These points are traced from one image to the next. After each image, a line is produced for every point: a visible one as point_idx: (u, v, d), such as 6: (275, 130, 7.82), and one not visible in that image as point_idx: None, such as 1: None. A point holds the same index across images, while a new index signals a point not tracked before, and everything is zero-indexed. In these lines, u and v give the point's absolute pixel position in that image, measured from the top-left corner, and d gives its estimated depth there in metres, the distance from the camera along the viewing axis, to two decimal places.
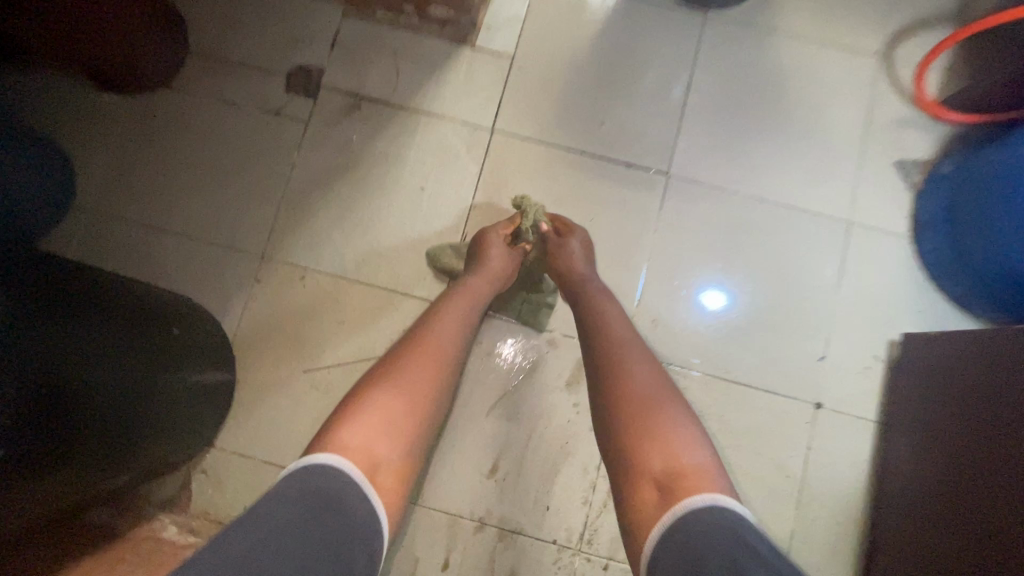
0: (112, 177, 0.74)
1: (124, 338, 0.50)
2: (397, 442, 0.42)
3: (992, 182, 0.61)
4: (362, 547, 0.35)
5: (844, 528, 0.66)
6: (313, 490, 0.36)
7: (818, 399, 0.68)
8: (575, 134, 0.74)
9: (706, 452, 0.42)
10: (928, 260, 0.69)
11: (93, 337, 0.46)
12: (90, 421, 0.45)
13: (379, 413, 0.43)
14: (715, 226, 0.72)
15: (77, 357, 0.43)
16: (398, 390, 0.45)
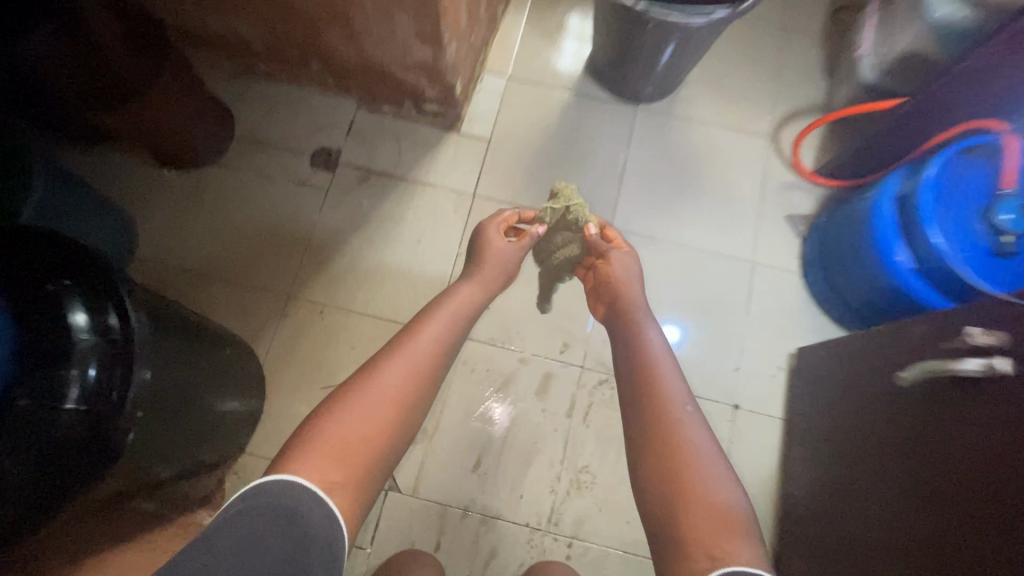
0: (168, 233, 0.92)
1: (193, 357, 0.65)
2: (378, 423, 0.55)
3: (846, 228, 0.80)
4: (321, 543, 0.46)
5: (761, 507, 0.81)
6: (270, 505, 0.47)
7: (736, 401, 0.85)
8: (539, 198, 0.94)
9: (719, 480, 0.52)
10: (814, 286, 0.88)
11: (176, 352, 0.62)
12: (162, 415, 0.60)
13: (365, 398, 0.55)
14: (649, 266, 0.91)
15: (166, 363, 0.59)
16: (368, 400, 0.55)
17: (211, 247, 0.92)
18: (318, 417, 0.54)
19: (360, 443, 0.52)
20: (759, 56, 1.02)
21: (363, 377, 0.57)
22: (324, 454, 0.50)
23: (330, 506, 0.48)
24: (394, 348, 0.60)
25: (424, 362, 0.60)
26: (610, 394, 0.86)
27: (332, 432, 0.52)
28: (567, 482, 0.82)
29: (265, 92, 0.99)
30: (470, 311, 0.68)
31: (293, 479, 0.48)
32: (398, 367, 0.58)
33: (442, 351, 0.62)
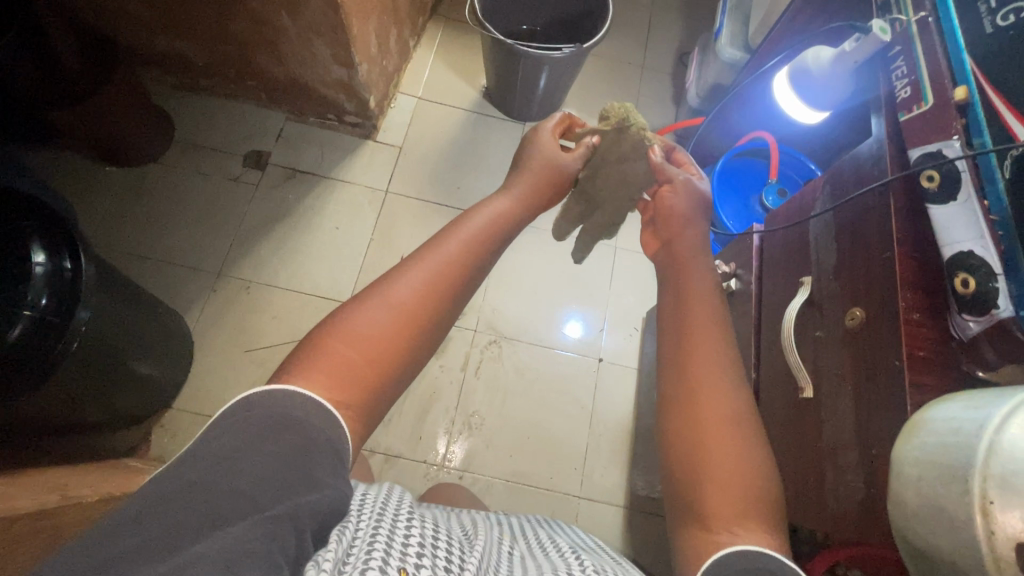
0: (107, 221, 1.03)
1: (134, 315, 0.76)
2: (388, 343, 0.46)
3: None
4: (326, 451, 0.39)
5: (619, 436, 1.00)
6: (261, 417, 0.38)
7: (600, 355, 1.05)
8: (440, 194, 1.13)
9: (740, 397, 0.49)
10: None
11: (119, 308, 0.73)
12: (99, 358, 0.71)
13: (382, 308, 0.47)
14: (532, 250, 1.11)
15: (107, 314, 0.70)
16: (387, 298, 0.47)
17: (151, 234, 1.04)
18: (332, 317, 0.47)
19: (384, 346, 0.46)
20: (623, 88, 1.27)
21: (378, 282, 0.49)
22: (329, 371, 0.43)
23: (337, 421, 0.41)
24: (431, 242, 0.53)
25: (460, 264, 0.52)
26: (498, 351, 1.03)
27: (354, 329, 0.45)
28: (460, 424, 0.97)
29: (205, 103, 1.14)
30: (516, 220, 0.60)
31: (304, 392, 0.41)
32: (420, 270, 0.50)
33: (491, 246, 0.56)
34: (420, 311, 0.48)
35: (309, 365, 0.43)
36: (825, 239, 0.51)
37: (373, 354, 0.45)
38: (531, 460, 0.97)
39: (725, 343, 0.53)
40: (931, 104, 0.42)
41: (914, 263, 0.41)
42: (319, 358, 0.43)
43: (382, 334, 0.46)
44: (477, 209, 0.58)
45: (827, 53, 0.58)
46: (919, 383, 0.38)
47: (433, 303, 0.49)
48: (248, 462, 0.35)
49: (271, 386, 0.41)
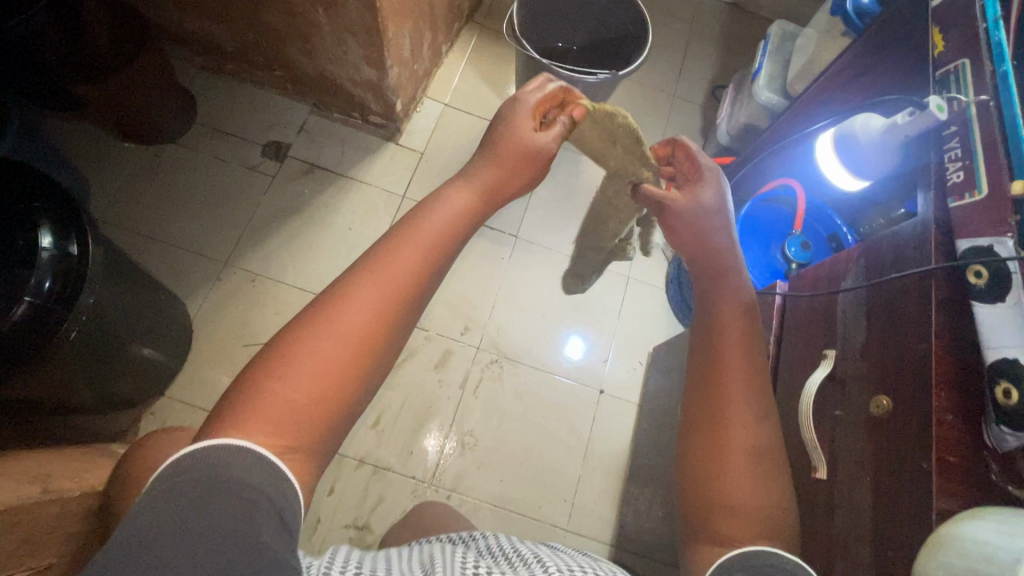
0: (118, 198, 1.02)
1: (135, 301, 0.75)
2: (335, 378, 0.43)
3: None
4: (270, 511, 0.36)
5: (613, 471, 0.98)
6: (195, 479, 0.35)
7: (602, 386, 1.03)
8: None
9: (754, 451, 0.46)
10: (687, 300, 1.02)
11: (121, 294, 0.71)
12: (95, 343, 0.69)
13: (326, 338, 0.43)
14: (542, 271, 1.09)
15: (109, 301, 0.69)
16: (336, 326, 0.44)
17: (162, 216, 1.02)
18: (273, 348, 0.43)
19: (333, 381, 0.43)
20: (651, 115, 1.26)
21: (322, 303, 0.45)
22: (272, 418, 0.40)
23: (285, 472, 0.38)
24: (377, 252, 0.49)
25: (412, 278, 0.48)
26: (499, 372, 1.01)
27: (298, 367, 0.41)
28: (453, 442, 0.96)
29: (229, 88, 1.12)
30: (476, 213, 0.57)
31: (247, 446, 0.38)
32: (371, 286, 0.46)
33: (449, 251, 0.52)
34: (372, 332, 0.45)
35: (247, 409, 0.39)
36: (855, 315, 0.50)
37: (320, 387, 0.42)
38: (519, 486, 0.95)
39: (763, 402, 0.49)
40: (984, 194, 0.41)
41: (949, 361, 0.39)
42: (258, 400, 0.40)
43: (327, 364, 0.42)
44: (438, 198, 0.55)
45: (878, 121, 0.56)
46: (948, 490, 0.36)
47: (385, 321, 0.46)
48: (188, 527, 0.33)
49: (220, 436, 0.38)
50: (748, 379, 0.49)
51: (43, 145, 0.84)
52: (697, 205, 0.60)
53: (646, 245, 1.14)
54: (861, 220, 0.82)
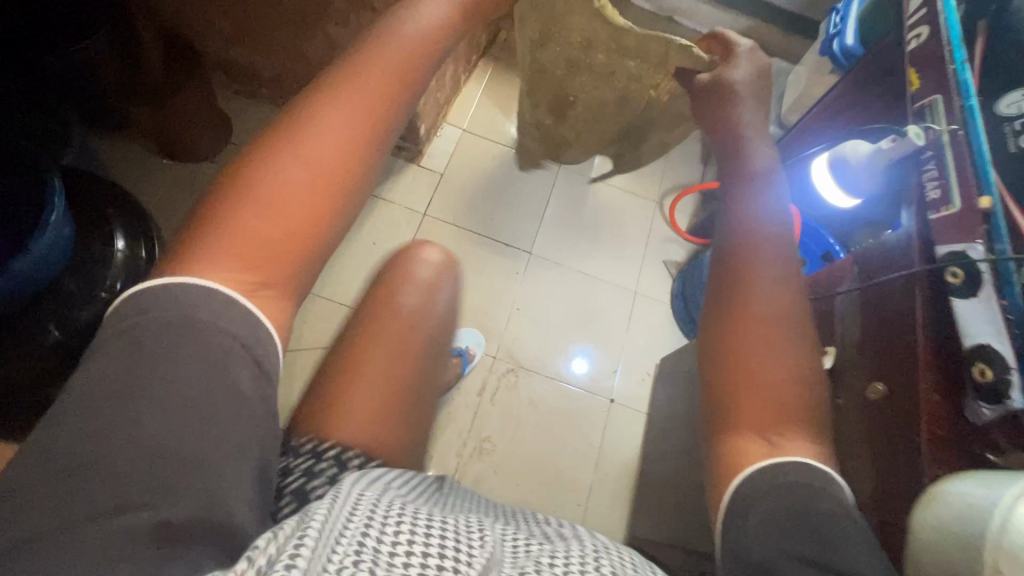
0: (156, 212, 1.08)
1: None
2: (302, 207, 0.47)
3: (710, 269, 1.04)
4: (240, 355, 0.42)
5: (622, 476, 1.03)
6: (162, 322, 0.41)
7: (612, 396, 1.08)
8: (473, 223, 1.18)
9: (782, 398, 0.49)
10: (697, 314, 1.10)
11: None
12: None
13: (290, 172, 0.47)
14: (553, 284, 1.16)
15: None
16: (305, 150, 0.48)
17: None
18: (236, 180, 0.47)
19: (298, 209, 0.47)
20: None
21: (284, 135, 0.49)
22: (241, 250, 0.44)
23: (253, 307, 0.44)
24: (336, 82, 0.51)
25: (370, 99, 0.51)
26: (514, 380, 1.06)
27: (263, 200, 0.46)
28: (471, 447, 1.00)
29: (262, 110, 1.19)
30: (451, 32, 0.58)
31: (214, 286, 0.43)
32: (331, 110, 0.49)
33: (414, 77, 0.54)
34: (334, 155, 0.49)
35: (221, 231, 0.45)
36: (850, 317, 0.56)
37: (282, 211, 0.46)
38: (535, 490, 0.99)
39: (799, 318, 0.52)
40: (957, 208, 0.48)
41: (934, 348, 0.45)
42: (230, 221, 0.45)
43: (290, 191, 0.47)
44: (405, 24, 0.55)
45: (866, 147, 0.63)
46: (936, 460, 0.42)
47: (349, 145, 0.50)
48: (161, 372, 0.39)
49: (187, 274, 0.43)
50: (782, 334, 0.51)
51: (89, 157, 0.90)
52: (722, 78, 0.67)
53: (652, 264, 1.21)
54: (855, 237, 0.90)
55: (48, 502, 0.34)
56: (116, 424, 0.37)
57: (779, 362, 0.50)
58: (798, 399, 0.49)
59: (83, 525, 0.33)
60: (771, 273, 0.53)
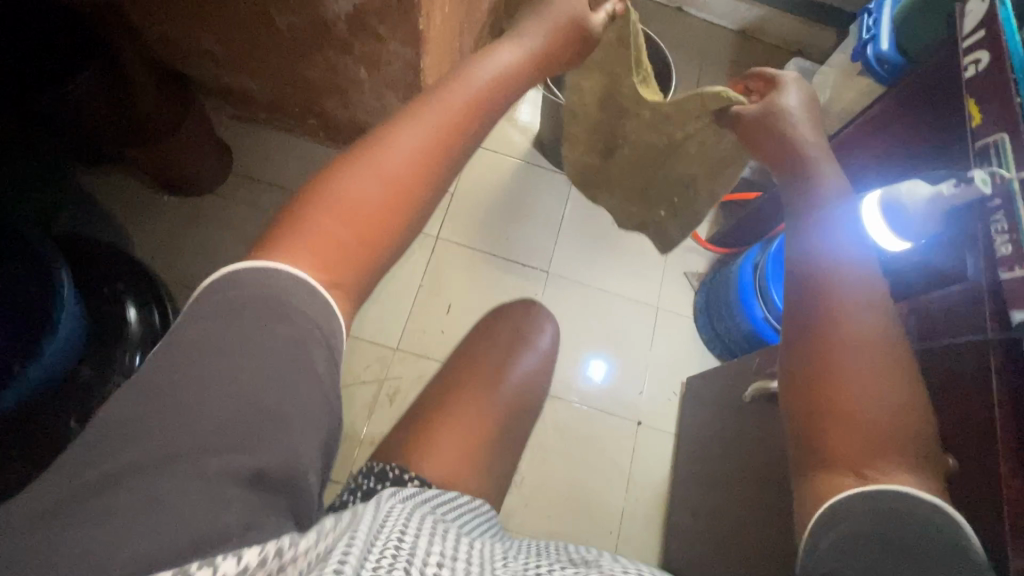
0: (162, 251, 1.04)
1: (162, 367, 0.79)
2: (375, 218, 0.50)
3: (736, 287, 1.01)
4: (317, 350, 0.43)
5: (653, 501, 1.01)
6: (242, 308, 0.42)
7: (638, 418, 1.06)
8: (488, 244, 1.14)
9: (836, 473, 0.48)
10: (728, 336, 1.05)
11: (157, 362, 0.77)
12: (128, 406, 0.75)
13: (366, 184, 0.50)
14: (572, 304, 1.13)
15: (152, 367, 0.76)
16: (380, 168, 0.51)
17: (206, 266, 1.04)
18: (320, 184, 0.50)
19: (370, 219, 0.50)
20: None
21: (371, 144, 0.52)
22: (316, 249, 0.47)
23: (330, 311, 0.46)
24: (412, 111, 0.55)
25: (452, 129, 0.55)
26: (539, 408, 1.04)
27: (341, 204, 0.49)
28: None
29: (263, 136, 1.14)
30: (522, 75, 0.63)
31: (290, 274, 0.45)
32: (417, 132, 0.53)
33: (486, 111, 0.59)
34: (413, 177, 0.52)
35: (295, 231, 0.47)
36: (909, 375, 0.53)
37: (356, 216, 0.49)
38: (566, 520, 0.98)
39: (903, 401, 0.47)
40: None
41: (1011, 427, 0.42)
42: (303, 224, 0.47)
43: (367, 204, 0.50)
44: (484, 60, 0.61)
45: (925, 188, 0.59)
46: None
47: (427, 171, 0.53)
48: (235, 344, 0.40)
49: (263, 262, 0.45)
50: (873, 425, 0.47)
51: None
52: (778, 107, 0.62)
53: (672, 277, 1.18)
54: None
55: (127, 450, 0.34)
56: (191, 395, 0.37)
57: (875, 396, 0.47)
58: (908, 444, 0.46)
59: (155, 469, 0.33)
60: (863, 347, 0.49)
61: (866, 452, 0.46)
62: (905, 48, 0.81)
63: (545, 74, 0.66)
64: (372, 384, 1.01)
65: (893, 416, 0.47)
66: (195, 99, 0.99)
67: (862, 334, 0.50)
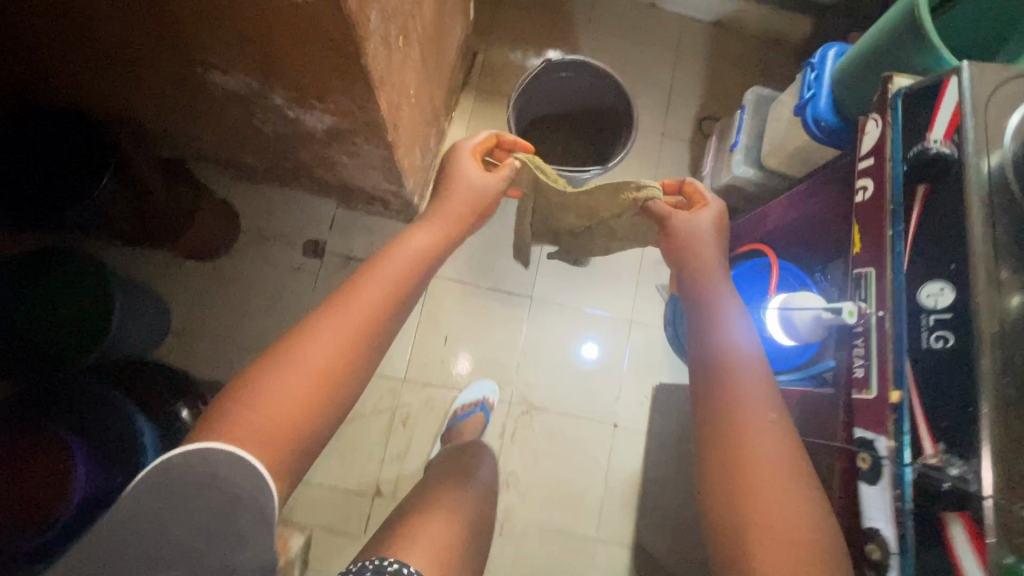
0: (194, 311, 1.19)
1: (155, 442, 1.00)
2: (293, 409, 0.57)
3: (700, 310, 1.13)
4: (249, 509, 0.54)
5: (630, 489, 1.21)
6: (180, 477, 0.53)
7: (616, 421, 1.24)
8: (476, 276, 1.27)
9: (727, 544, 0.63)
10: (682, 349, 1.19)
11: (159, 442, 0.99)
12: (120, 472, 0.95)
13: (283, 378, 0.58)
14: (553, 324, 1.27)
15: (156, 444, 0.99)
16: (302, 365, 0.59)
17: (232, 320, 1.20)
18: (246, 382, 0.58)
19: (290, 408, 0.57)
20: (640, 163, 1.38)
21: (287, 344, 0.61)
22: (248, 437, 0.54)
23: (264, 481, 0.54)
24: (331, 307, 0.64)
25: (364, 319, 0.65)
26: (529, 420, 1.22)
27: (264, 399, 0.56)
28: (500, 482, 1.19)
29: (262, 193, 1.25)
30: (433, 247, 0.77)
31: (231, 450, 0.53)
32: (329, 330, 0.62)
33: (403, 286, 0.71)
34: (327, 367, 0.60)
35: (229, 423, 0.55)
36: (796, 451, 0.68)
37: (280, 407, 0.56)
38: (557, 511, 1.19)
39: (793, 471, 0.62)
40: (871, 396, 0.60)
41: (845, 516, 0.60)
42: (238, 418, 0.55)
43: (288, 399, 0.57)
44: (400, 244, 0.75)
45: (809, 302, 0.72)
46: None
47: (342, 361, 0.62)
48: (179, 502, 0.53)
49: (204, 442, 0.53)
50: (782, 505, 0.59)
51: (124, 291, 1.02)
52: (687, 226, 0.83)
53: (646, 290, 1.30)
54: (828, 269, 0.97)
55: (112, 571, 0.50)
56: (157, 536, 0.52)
57: (791, 510, 0.59)
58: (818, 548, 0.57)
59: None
60: (766, 433, 0.64)
61: (784, 523, 0.58)
62: (840, 105, 0.87)
63: (459, 232, 0.83)
64: (387, 412, 1.19)
65: (800, 524, 0.58)
66: (201, 186, 1.13)
67: (766, 450, 0.63)
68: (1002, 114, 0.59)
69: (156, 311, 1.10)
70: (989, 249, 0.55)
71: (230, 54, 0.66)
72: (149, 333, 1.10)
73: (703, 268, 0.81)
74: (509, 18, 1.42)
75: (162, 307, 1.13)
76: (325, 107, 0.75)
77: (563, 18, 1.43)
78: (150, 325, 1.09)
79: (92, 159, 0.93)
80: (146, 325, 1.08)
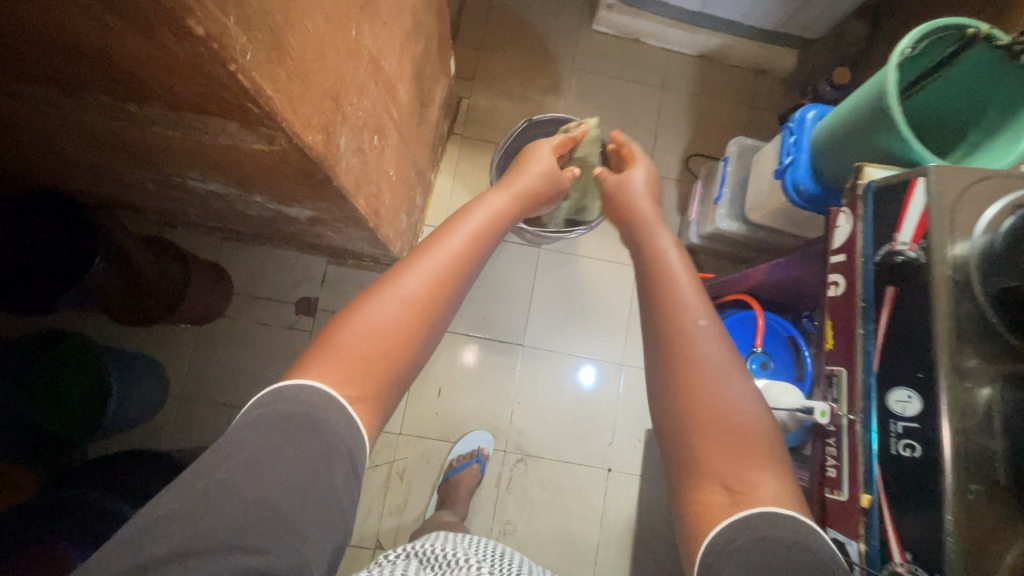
0: (191, 374, 1.22)
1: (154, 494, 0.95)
2: (390, 341, 0.51)
3: None
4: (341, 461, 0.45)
5: (625, 532, 1.23)
6: (283, 412, 0.45)
7: (610, 465, 1.26)
8: (467, 326, 1.29)
9: None
10: None
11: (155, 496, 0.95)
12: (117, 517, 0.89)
13: (380, 308, 0.52)
14: (546, 369, 1.29)
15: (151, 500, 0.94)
16: (398, 294, 0.53)
17: (229, 381, 1.22)
18: (341, 317, 0.52)
19: (389, 339, 0.51)
20: None
21: (386, 278, 0.55)
22: (339, 366, 0.48)
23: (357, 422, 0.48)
24: (425, 246, 0.59)
25: (458, 263, 0.58)
26: (525, 468, 1.25)
27: (361, 327, 0.50)
28: (498, 531, 1.21)
29: (253, 253, 1.27)
30: (512, 208, 0.73)
31: (318, 385, 0.47)
32: (425, 266, 0.56)
33: (491, 236, 0.66)
34: (425, 305, 0.54)
35: (326, 354, 0.49)
36: None
37: (376, 342, 0.50)
38: (554, 558, 1.21)
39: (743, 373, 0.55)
40: (845, 498, 0.62)
41: None
42: (339, 343, 0.49)
43: (383, 334, 0.51)
44: (482, 203, 0.70)
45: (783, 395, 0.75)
46: None
47: (435, 300, 0.55)
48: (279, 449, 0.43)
49: (294, 378, 0.48)
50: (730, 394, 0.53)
51: (120, 368, 1.04)
52: (619, 183, 0.84)
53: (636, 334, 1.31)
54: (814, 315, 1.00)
55: None
56: (238, 490, 0.41)
57: (733, 393, 0.53)
58: (767, 435, 0.51)
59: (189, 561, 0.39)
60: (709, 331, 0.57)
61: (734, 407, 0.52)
62: (817, 171, 0.87)
63: (530, 207, 0.80)
64: (384, 466, 1.22)
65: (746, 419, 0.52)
66: (190, 256, 1.13)
67: (705, 331, 0.57)
68: (970, 217, 0.59)
69: (155, 383, 1.13)
70: (955, 360, 0.55)
71: (206, 170, 0.68)
72: (148, 405, 1.12)
73: (637, 212, 0.79)
74: (492, 62, 1.42)
75: (160, 377, 1.15)
76: (304, 205, 0.76)
77: (546, 58, 1.43)
78: (149, 395, 1.12)
79: (81, 240, 0.93)
80: (144, 399, 1.10)
